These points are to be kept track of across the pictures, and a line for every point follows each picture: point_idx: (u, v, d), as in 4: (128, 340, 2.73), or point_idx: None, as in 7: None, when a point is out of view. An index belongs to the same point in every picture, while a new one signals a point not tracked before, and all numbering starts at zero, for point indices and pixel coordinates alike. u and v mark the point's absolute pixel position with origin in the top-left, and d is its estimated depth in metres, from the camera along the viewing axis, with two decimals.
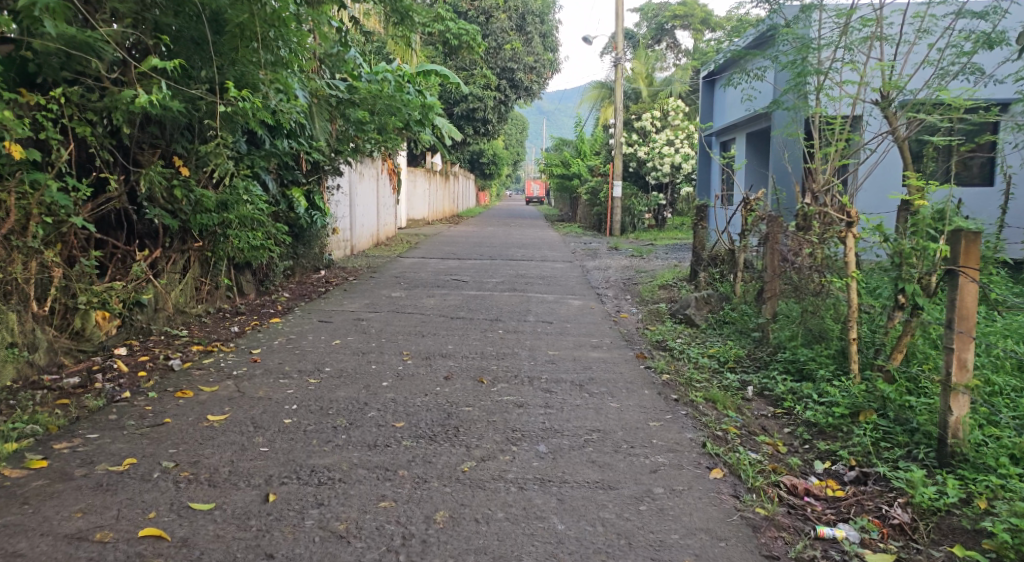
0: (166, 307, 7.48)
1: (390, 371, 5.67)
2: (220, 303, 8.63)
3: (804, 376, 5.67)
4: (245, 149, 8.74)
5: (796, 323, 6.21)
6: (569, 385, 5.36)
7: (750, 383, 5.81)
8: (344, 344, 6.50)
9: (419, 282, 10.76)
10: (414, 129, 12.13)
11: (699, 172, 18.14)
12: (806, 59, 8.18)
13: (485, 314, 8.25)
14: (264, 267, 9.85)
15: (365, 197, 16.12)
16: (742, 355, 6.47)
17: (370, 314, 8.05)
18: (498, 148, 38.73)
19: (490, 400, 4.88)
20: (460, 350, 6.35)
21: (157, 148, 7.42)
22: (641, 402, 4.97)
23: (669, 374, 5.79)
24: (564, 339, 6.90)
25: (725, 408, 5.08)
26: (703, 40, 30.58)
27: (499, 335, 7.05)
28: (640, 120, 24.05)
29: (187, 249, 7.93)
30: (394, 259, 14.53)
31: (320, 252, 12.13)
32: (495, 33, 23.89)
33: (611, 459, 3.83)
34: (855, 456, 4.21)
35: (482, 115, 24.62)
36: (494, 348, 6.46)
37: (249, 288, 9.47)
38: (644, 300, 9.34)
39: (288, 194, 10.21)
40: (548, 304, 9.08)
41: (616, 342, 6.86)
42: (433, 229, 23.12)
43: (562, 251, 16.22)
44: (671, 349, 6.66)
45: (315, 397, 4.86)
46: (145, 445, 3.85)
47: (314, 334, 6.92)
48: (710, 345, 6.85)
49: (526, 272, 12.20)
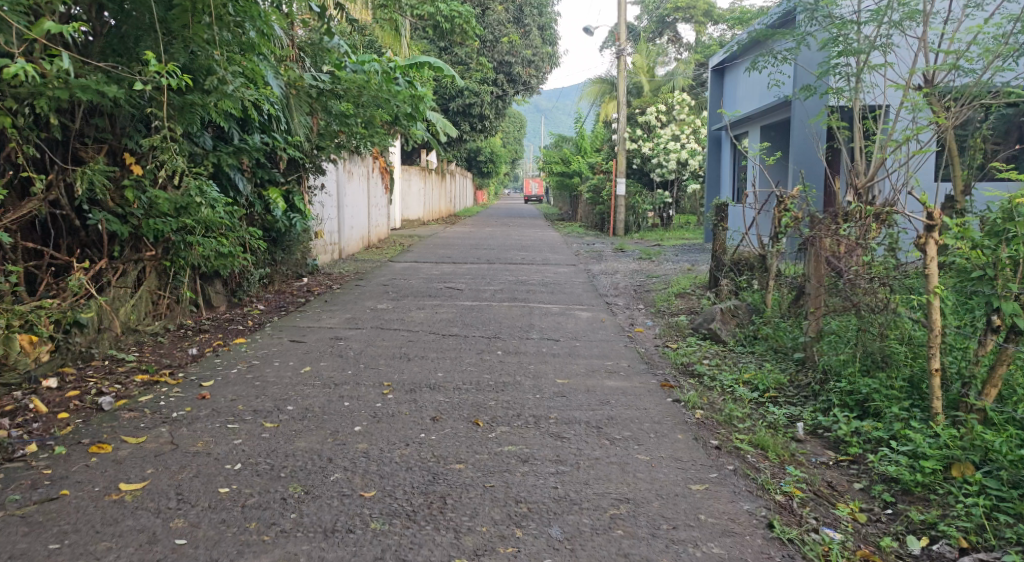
0: (113, 327, 6.50)
1: (365, 408, 4.69)
2: (182, 319, 7.64)
3: (869, 413, 4.68)
4: (210, 145, 7.82)
5: (851, 347, 5.22)
6: (583, 428, 4.37)
7: (801, 420, 4.84)
8: (317, 373, 5.50)
9: (409, 292, 9.75)
10: (405, 123, 11.13)
11: (710, 168, 17.18)
12: (845, 39, 7.12)
13: (482, 330, 7.26)
14: (236, 275, 8.94)
15: (353, 197, 15.10)
16: (785, 382, 5.50)
17: (349, 332, 7.08)
18: (495, 146, 37.71)
19: (487, 451, 3.90)
20: (451, 380, 5.38)
21: (103, 144, 6.53)
22: (676, 453, 4.00)
23: (704, 409, 4.80)
24: (572, 365, 5.90)
25: (778, 457, 4.11)
26: (705, 33, 29.62)
27: (497, 358, 6.05)
28: (644, 114, 23.08)
29: (141, 259, 6.95)
30: (384, 263, 13.54)
31: (302, 257, 11.13)
32: (492, 25, 22.77)
33: (647, 551, 2.92)
34: (964, 532, 3.27)
35: (479, 111, 23.59)
36: (492, 377, 5.46)
37: (219, 301, 8.51)
38: (660, 311, 8.34)
39: (263, 195, 9.23)
40: (553, 317, 8.08)
41: (635, 367, 5.87)
42: (427, 230, 22.17)
43: (565, 253, 15.20)
44: (700, 375, 5.67)
45: (267, 450, 3.88)
46: (22, 535, 2.92)
47: (281, 358, 5.94)
48: (746, 369, 5.86)
49: (527, 278, 11.24)
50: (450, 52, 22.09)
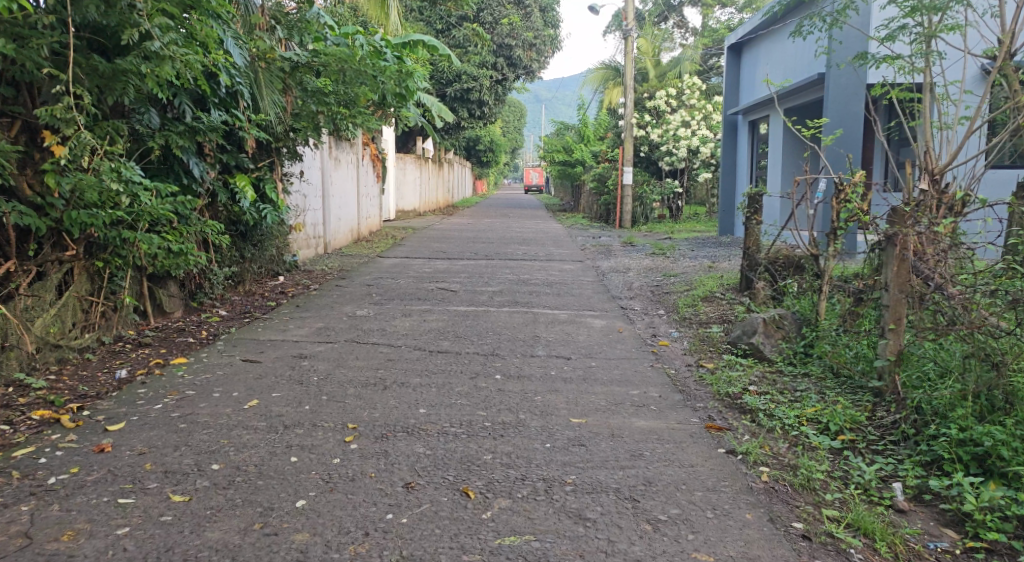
0: (24, 343, 5.28)
1: (319, 467, 3.49)
2: (123, 330, 6.43)
3: (994, 475, 3.52)
4: (157, 123, 6.62)
5: (954, 380, 4.05)
6: (613, 500, 3.20)
7: (898, 479, 3.65)
8: (265, 408, 4.29)
9: (395, 294, 8.57)
10: (393, 104, 10.00)
11: (726, 156, 16.02)
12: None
13: (477, 344, 6.05)
14: (195, 275, 7.79)
15: (340, 186, 13.90)
16: (863, 420, 4.30)
17: (317, 348, 5.88)
18: (494, 134, 36.44)
19: (480, 551, 2.80)
20: (436, 421, 4.19)
21: (14, 120, 5.32)
22: (744, 548, 2.86)
23: (769, 465, 3.62)
24: (589, 397, 4.68)
25: (890, 550, 2.95)
26: (713, 16, 28.30)
27: (495, 387, 4.87)
28: (653, 98, 21.85)
29: (64, 259, 5.74)
30: (372, 259, 12.34)
31: (277, 253, 9.91)
32: (490, 6, 22.09)
33: None
34: None
35: (477, 97, 22.14)
36: (487, 416, 4.27)
37: (174, 306, 7.33)
38: (686, 319, 7.13)
39: (229, 183, 8.02)
40: (561, 327, 6.86)
41: (669, 400, 4.67)
42: (424, 221, 21.01)
43: (569, 248, 13.99)
44: (753, 410, 4.46)
45: (165, 547, 2.77)
46: None
47: (223, 385, 4.73)
48: (810, 401, 4.66)
49: (530, 277, 10.08)
50: (448, 34, 21.33)
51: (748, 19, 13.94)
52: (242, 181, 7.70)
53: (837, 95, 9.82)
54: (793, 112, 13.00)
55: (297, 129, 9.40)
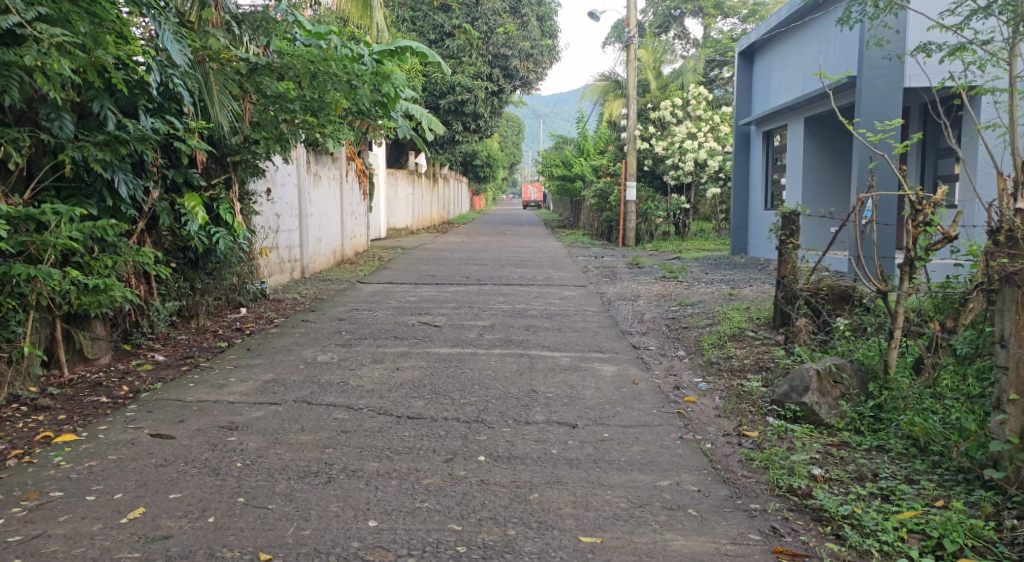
0: None
1: None
2: (19, 387, 5.16)
3: None
4: (69, 132, 5.44)
5: None
6: None
7: None
8: (151, 522, 3.09)
9: (369, 331, 7.33)
10: (372, 113, 8.82)
11: (739, 169, 14.83)
12: None
13: (459, 405, 4.82)
14: (129, 312, 6.58)
15: (320, 204, 12.72)
16: (989, 534, 3.09)
17: (256, 412, 4.64)
18: (490, 148, 35.24)
19: None
20: (388, 544, 2.98)
21: None
22: None
23: None
24: (603, 497, 3.44)
25: None
26: (714, 27, 27.18)
27: (476, 478, 3.64)
28: (657, 109, 20.69)
29: None
30: (352, 284, 11.12)
31: (239, 281, 8.65)
32: (485, 15, 20.68)
33: None
34: None
35: (472, 109, 20.88)
36: (461, 534, 3.06)
37: (100, 351, 6.10)
38: (715, 365, 5.89)
39: (179, 203, 6.89)
40: (563, 378, 5.60)
41: (710, 498, 3.46)
42: (416, 239, 19.83)
43: (569, 270, 12.76)
44: (832, 518, 3.26)
45: None
46: None
47: (107, 480, 3.50)
48: (904, 500, 3.46)
49: (526, 307, 8.84)
50: (441, 44, 20.25)
51: (771, 15, 12.62)
52: (195, 203, 6.78)
53: (877, 93, 8.99)
54: (819, 116, 11.78)
55: (256, 140, 8.03)
